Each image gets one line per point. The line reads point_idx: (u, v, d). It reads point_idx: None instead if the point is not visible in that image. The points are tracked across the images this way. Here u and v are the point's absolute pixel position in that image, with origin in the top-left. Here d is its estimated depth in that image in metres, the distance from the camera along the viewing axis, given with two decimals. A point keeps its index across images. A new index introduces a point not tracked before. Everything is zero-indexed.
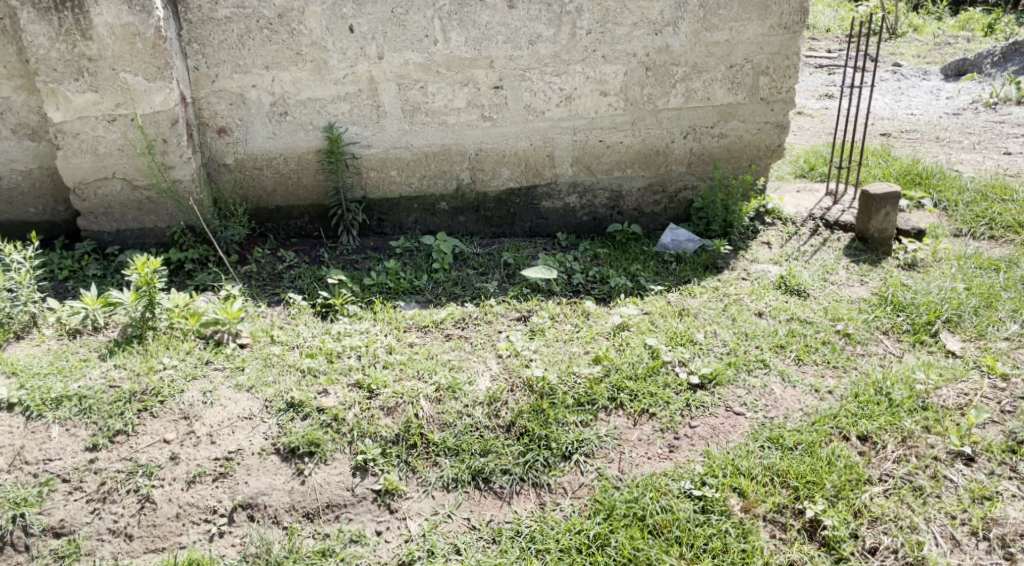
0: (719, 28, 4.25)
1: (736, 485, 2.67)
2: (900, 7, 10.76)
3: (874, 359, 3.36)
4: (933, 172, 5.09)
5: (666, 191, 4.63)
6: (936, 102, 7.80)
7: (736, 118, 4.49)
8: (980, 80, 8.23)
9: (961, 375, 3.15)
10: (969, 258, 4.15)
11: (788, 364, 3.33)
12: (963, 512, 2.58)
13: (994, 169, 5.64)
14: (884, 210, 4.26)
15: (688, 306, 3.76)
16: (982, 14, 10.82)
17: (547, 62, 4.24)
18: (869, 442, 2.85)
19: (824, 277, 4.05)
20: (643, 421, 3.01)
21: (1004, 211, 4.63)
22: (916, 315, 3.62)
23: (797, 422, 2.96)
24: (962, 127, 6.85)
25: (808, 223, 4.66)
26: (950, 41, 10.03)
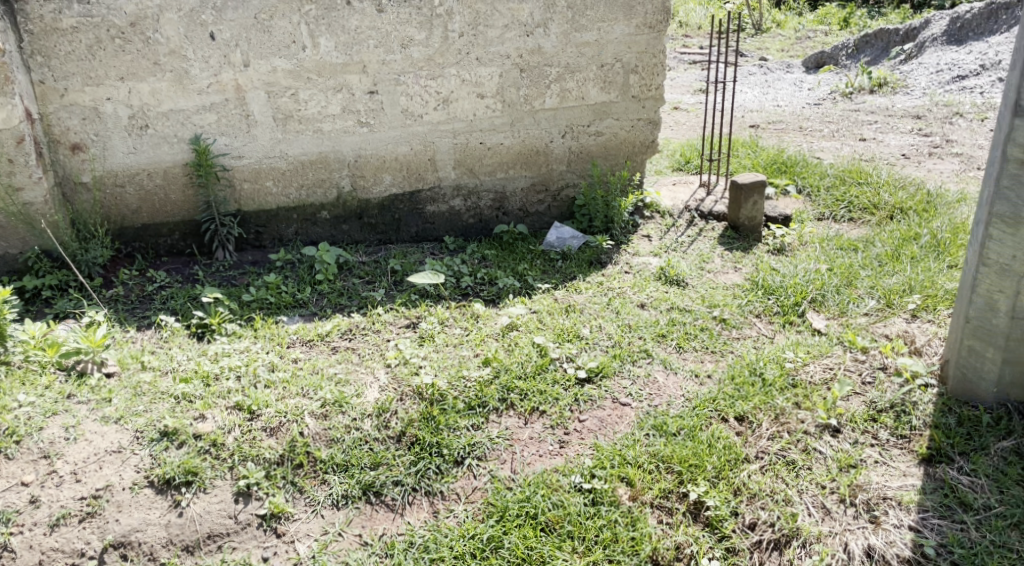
0: (588, 29, 4.34)
1: (624, 474, 2.74)
2: (764, 4, 11.32)
3: (748, 342, 3.52)
4: (797, 161, 5.38)
5: (549, 190, 4.69)
6: (799, 93, 8.25)
7: (610, 116, 4.59)
8: (838, 71, 8.75)
9: (826, 351, 3.33)
10: (831, 240, 4.40)
11: (669, 352, 3.44)
12: (832, 481, 2.71)
13: (851, 154, 6.02)
14: (752, 199, 4.47)
15: (574, 302, 3.82)
16: (838, 9, 11.52)
17: (420, 65, 4.21)
18: (745, 422, 2.98)
19: (701, 266, 4.20)
20: (534, 420, 3.03)
21: (861, 194, 4.94)
22: (784, 297, 3.81)
23: (680, 407, 3.07)
24: (823, 116, 7.27)
25: (685, 215, 4.83)
26: (811, 35, 10.63)
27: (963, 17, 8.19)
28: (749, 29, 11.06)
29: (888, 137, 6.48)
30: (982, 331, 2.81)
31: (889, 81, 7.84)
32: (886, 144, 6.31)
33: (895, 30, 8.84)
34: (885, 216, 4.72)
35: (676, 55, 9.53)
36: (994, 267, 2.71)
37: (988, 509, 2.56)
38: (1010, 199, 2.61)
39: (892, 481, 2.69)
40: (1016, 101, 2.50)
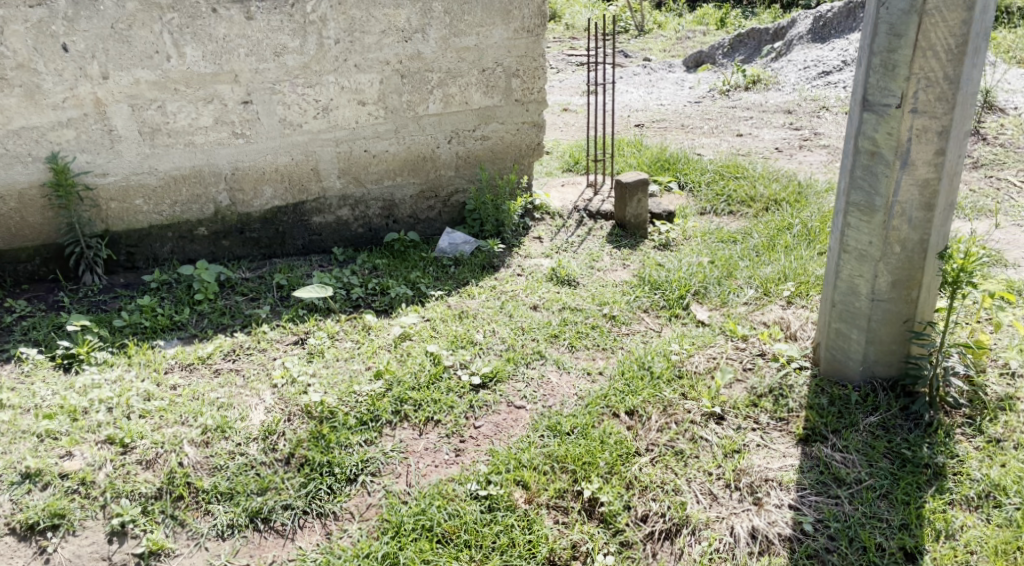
0: (466, 34, 4.33)
1: (519, 478, 2.74)
2: (644, 7, 11.64)
3: (637, 337, 3.59)
4: (679, 158, 5.54)
5: (439, 196, 4.66)
6: (681, 92, 8.52)
7: (495, 120, 4.61)
8: (715, 69, 9.09)
9: (709, 342, 3.45)
10: (712, 234, 4.56)
11: (562, 352, 3.48)
12: (718, 467, 2.80)
13: (729, 150, 6.26)
14: (637, 196, 4.57)
15: (467, 308, 3.80)
16: (714, 9, 11.96)
17: (296, 73, 4.10)
18: (636, 416, 3.05)
19: (591, 265, 4.27)
20: (429, 430, 3.00)
21: (738, 187, 5.14)
22: (669, 291, 3.92)
23: (573, 406, 3.10)
24: (703, 113, 7.53)
25: (574, 215, 4.90)
26: (690, 35, 11.00)
27: (825, 16, 8.67)
28: (632, 30, 11.37)
29: (763, 132, 6.78)
30: (846, 312, 2.97)
31: (762, 78, 8.20)
32: (761, 138, 6.59)
33: (765, 30, 9.26)
34: (761, 208, 4.93)
35: (562, 57, 9.68)
36: (854, 252, 2.86)
37: (859, 482, 2.70)
38: (863, 187, 2.77)
39: (773, 463, 2.80)
40: (863, 96, 2.66)
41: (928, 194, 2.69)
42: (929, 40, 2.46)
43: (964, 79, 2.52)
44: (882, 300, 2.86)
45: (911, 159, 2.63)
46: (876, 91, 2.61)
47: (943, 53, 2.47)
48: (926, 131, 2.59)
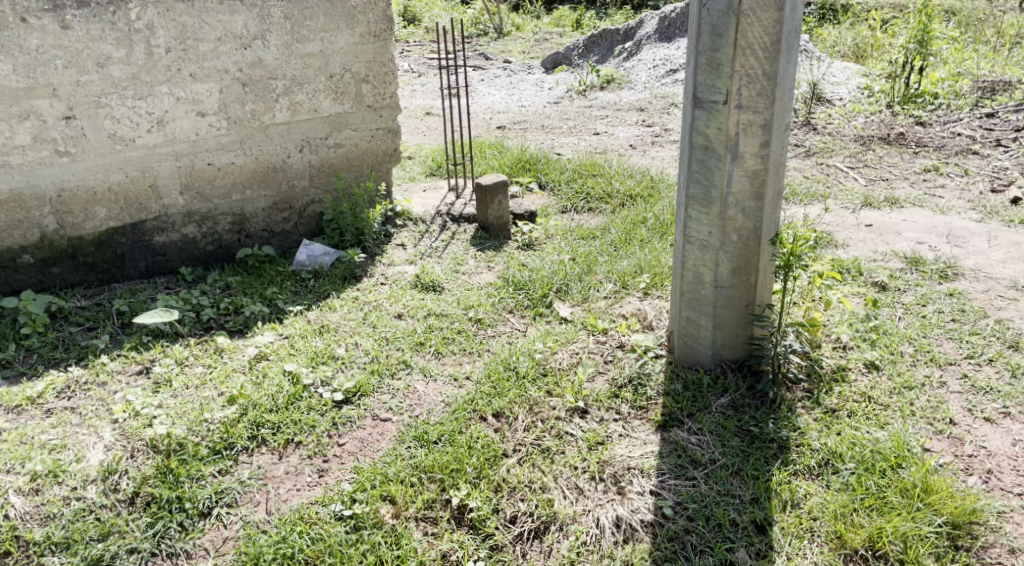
0: (310, 39, 4.21)
1: (385, 493, 2.69)
2: (501, 10, 11.77)
3: (503, 338, 3.60)
4: (538, 158, 5.61)
5: (293, 207, 4.50)
6: (541, 93, 8.66)
7: (347, 127, 4.50)
8: (572, 70, 9.30)
9: (572, 338, 3.50)
10: (573, 232, 4.64)
11: (428, 359, 3.43)
12: (583, 461, 2.84)
13: (587, 148, 6.41)
14: (497, 199, 4.58)
15: (328, 321, 3.69)
16: (570, 11, 12.24)
17: (124, 85, 3.84)
18: (502, 418, 3.05)
19: (455, 270, 4.24)
20: (289, 453, 2.88)
21: (596, 185, 5.26)
22: (531, 291, 3.95)
23: (440, 414, 3.07)
24: (561, 113, 7.68)
25: (437, 220, 4.85)
26: (547, 37, 11.21)
27: (669, 16, 9.05)
28: (491, 33, 11.47)
29: (618, 129, 6.99)
30: (694, 300, 3.09)
31: (615, 78, 8.46)
32: (616, 136, 6.79)
33: (616, 31, 9.56)
34: (618, 204, 5.06)
35: (421, 60, 9.63)
36: (697, 243, 2.98)
37: (714, 462, 2.82)
38: (699, 181, 2.88)
39: (635, 451, 2.87)
40: (692, 94, 2.77)
41: (758, 185, 2.84)
42: (747, 40, 2.59)
43: (780, 75, 2.68)
44: (725, 285, 3.00)
45: (740, 152, 2.77)
46: (704, 89, 2.72)
47: (760, 51, 2.61)
48: (752, 125, 2.73)
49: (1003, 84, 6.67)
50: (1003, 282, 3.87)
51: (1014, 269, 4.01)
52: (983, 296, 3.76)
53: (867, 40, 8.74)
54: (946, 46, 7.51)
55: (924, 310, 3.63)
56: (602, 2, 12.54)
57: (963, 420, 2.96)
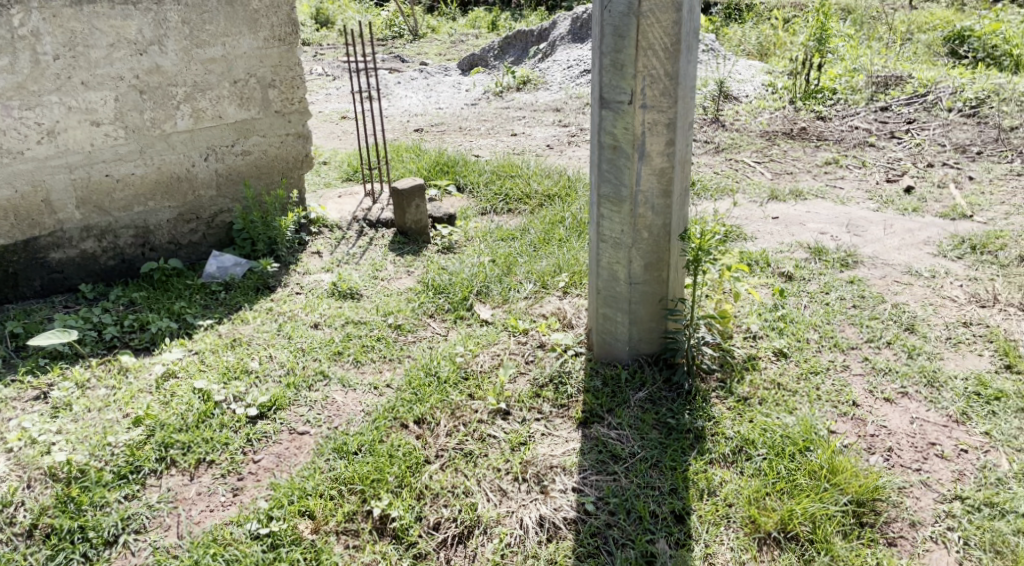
0: (210, 44, 4.08)
1: (303, 508, 2.62)
2: (415, 12, 11.69)
3: (424, 343, 3.55)
4: (456, 161, 5.58)
5: (201, 218, 4.35)
6: (458, 94, 8.64)
7: (255, 133, 4.38)
8: (488, 72, 9.30)
9: (493, 340, 3.48)
10: (492, 233, 4.62)
11: (347, 369, 3.36)
12: (506, 462, 2.84)
13: (505, 150, 6.41)
14: (414, 203, 4.51)
15: (240, 335, 3.57)
16: (485, 12, 12.25)
17: (9, 95, 3.65)
18: (424, 424, 3.01)
19: (373, 275, 4.16)
20: (201, 473, 2.79)
21: (514, 186, 5.26)
22: (452, 294, 3.90)
23: (359, 424, 3.01)
24: (479, 115, 7.68)
25: (353, 226, 4.76)
26: (463, 38, 11.19)
27: (581, 17, 9.16)
28: (406, 35, 11.37)
29: (535, 130, 7.02)
30: (610, 297, 3.12)
31: (531, 79, 8.51)
32: (533, 137, 6.82)
33: (530, 32, 9.62)
34: (537, 204, 5.07)
35: (335, 64, 9.46)
36: (610, 241, 3.02)
37: (634, 455, 2.85)
38: (609, 180, 2.92)
39: (557, 450, 2.89)
40: (599, 95, 2.80)
41: (665, 182, 2.89)
42: (648, 40, 2.64)
43: (682, 75, 2.73)
44: (638, 282, 3.04)
45: (647, 150, 2.82)
46: (610, 89, 2.76)
47: (662, 51, 2.66)
48: (657, 124, 2.78)
49: (895, 79, 7.00)
50: (899, 268, 4.06)
51: (908, 256, 4.21)
52: (881, 282, 3.93)
53: (770, 38, 9.04)
54: (844, 44, 7.82)
55: (828, 297, 3.78)
56: (517, 3, 12.59)
57: (866, 401, 3.09)
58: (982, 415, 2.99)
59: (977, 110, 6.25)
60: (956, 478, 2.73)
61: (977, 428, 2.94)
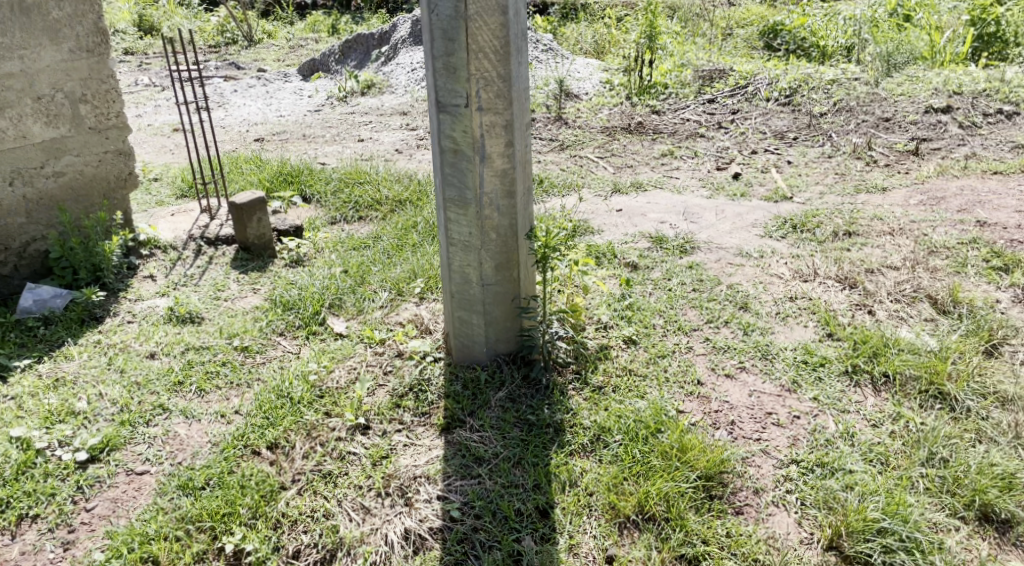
0: (5, 58, 3.75)
1: (146, 554, 2.48)
2: (249, 17, 11.26)
3: (274, 363, 3.41)
4: (301, 170, 5.40)
5: (10, 248, 4.00)
6: (300, 101, 8.38)
7: (68, 153, 4.06)
8: (329, 77, 9.08)
9: (349, 353, 3.39)
10: (342, 243, 4.50)
11: (190, 399, 3.17)
12: (368, 479, 2.77)
13: (351, 156, 6.28)
14: (256, 216, 4.32)
15: (65, 373, 3.30)
16: (323, 16, 11.96)
17: None
18: (278, 449, 2.89)
19: (215, 297, 3.96)
20: (25, 530, 2.59)
21: (363, 193, 5.15)
22: (302, 309, 3.75)
23: (206, 456, 2.86)
24: (323, 121, 7.49)
25: (190, 245, 4.50)
26: (302, 43, 10.87)
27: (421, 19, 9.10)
28: (241, 41, 10.90)
29: (382, 134, 6.93)
30: (464, 301, 3.12)
31: (375, 83, 8.41)
32: (380, 142, 6.73)
33: (370, 35, 9.42)
34: (388, 210, 4.99)
35: (163, 74, 8.93)
36: (459, 245, 3.01)
37: (497, 456, 2.86)
38: (454, 184, 2.91)
39: (420, 459, 2.85)
40: (435, 99, 2.79)
41: (508, 183, 2.92)
42: (478, 44, 2.65)
43: (514, 77, 2.77)
44: (491, 283, 3.06)
45: (488, 153, 2.83)
46: (446, 93, 2.75)
47: (492, 54, 2.68)
48: (494, 126, 2.80)
49: (719, 73, 7.42)
50: (731, 251, 4.31)
51: (739, 238, 4.47)
52: (716, 266, 4.16)
53: (604, 38, 9.37)
54: (672, 42, 8.23)
55: (670, 283, 3.95)
56: (356, 6, 12.37)
57: (709, 379, 3.26)
58: (810, 382, 3.23)
59: (791, 99, 6.74)
60: (791, 443, 2.93)
61: (806, 394, 3.17)
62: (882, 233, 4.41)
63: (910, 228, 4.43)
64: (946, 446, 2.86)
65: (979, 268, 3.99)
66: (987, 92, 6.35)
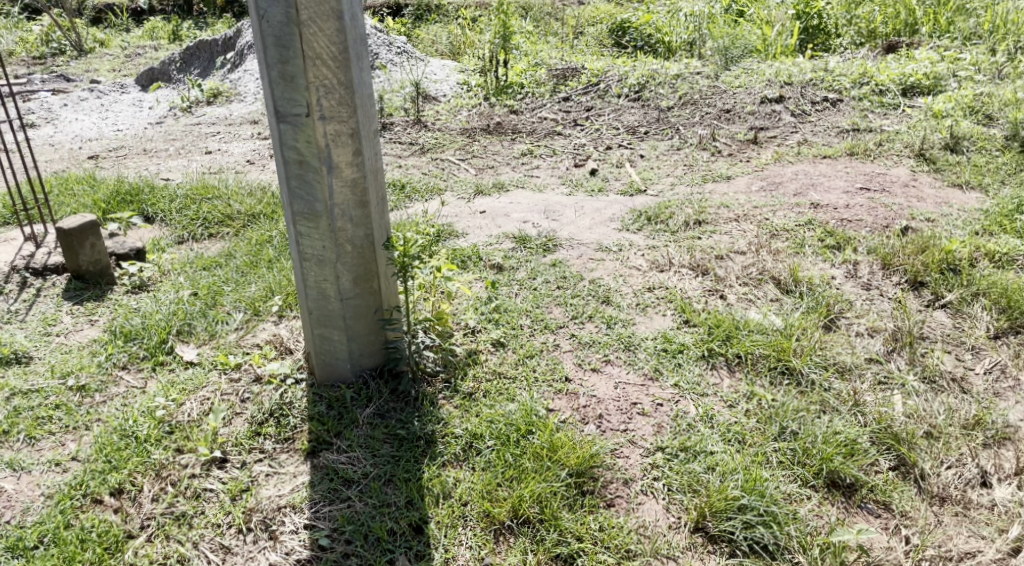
0: None
1: None
2: (78, 25, 10.49)
3: (117, 401, 3.17)
4: (141, 188, 5.06)
5: None
6: (140, 113, 7.90)
7: None
8: (171, 86, 8.59)
9: (201, 383, 3.20)
10: (191, 262, 4.25)
11: (18, 450, 2.91)
12: (227, 516, 2.64)
13: (198, 170, 5.96)
14: (88, 241, 4.01)
15: None
16: (163, 22, 11.34)
17: None
18: (123, 494, 2.71)
19: (45, 332, 3.65)
20: None
21: (212, 208, 4.88)
22: (147, 338, 3.51)
23: (39, 510, 2.63)
24: (165, 134, 7.07)
25: (13, 278, 4.13)
26: (140, 51, 10.25)
27: None
28: (69, 51, 10.14)
29: (231, 146, 6.62)
30: (323, 317, 3.01)
31: (222, 91, 8.03)
32: (230, 153, 6.43)
33: (214, 42, 9.02)
34: (240, 225, 4.76)
35: None
36: (312, 259, 2.90)
37: (366, 476, 2.79)
38: (302, 197, 2.80)
39: (284, 488, 2.74)
40: (274, 110, 2.68)
41: (359, 193, 2.84)
42: (314, 50, 2.56)
43: (356, 83, 2.69)
44: (350, 297, 2.97)
45: (335, 162, 2.75)
46: (285, 103, 2.64)
47: (330, 60, 2.60)
48: (340, 134, 2.72)
49: (571, 70, 7.57)
50: (592, 246, 4.40)
51: (598, 233, 4.57)
52: (578, 262, 4.23)
53: (459, 39, 9.37)
54: (524, 42, 8.33)
55: (535, 283, 3.98)
56: (198, 11, 11.81)
57: (576, 375, 3.31)
58: (670, 368, 3.34)
59: (640, 94, 6.97)
60: (656, 431, 3.02)
61: (668, 381, 3.27)
62: (729, 220, 4.63)
63: (754, 214, 4.68)
64: (795, 420, 3.03)
65: (816, 248, 4.27)
66: (814, 82, 6.79)
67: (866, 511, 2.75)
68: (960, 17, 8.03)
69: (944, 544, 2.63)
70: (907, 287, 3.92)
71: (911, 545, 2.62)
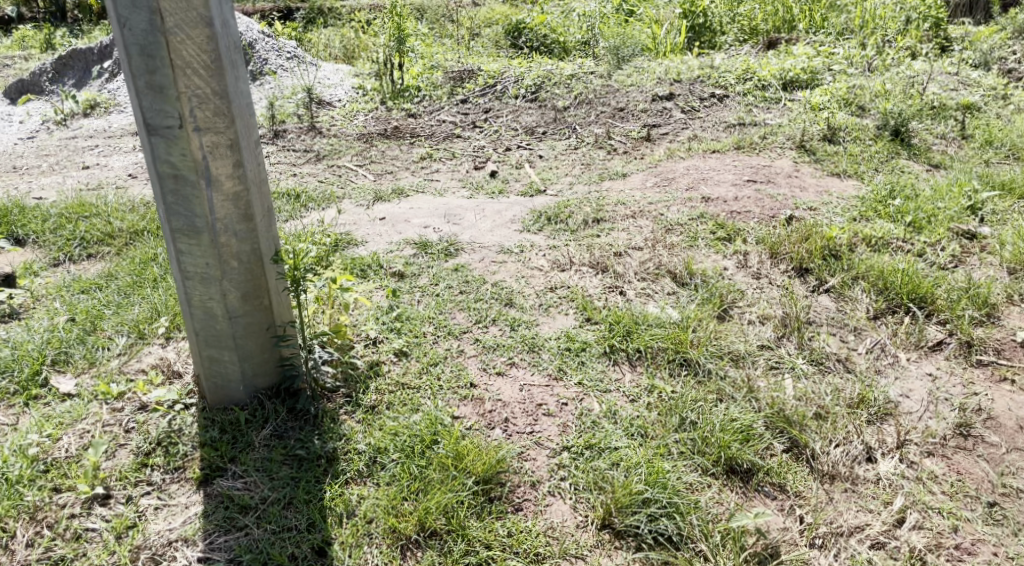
0: None
1: None
2: None
3: None
4: (9, 208, 4.74)
5: None
6: (9, 128, 7.42)
7: None
8: (43, 98, 8.11)
9: (80, 415, 3.02)
10: (68, 286, 4.01)
11: None
12: (112, 556, 2.52)
13: (74, 187, 5.64)
14: None
15: None
16: (34, 29, 10.69)
17: None
18: None
19: None
20: None
21: (90, 227, 4.62)
22: (18, 371, 3.29)
23: None
24: (37, 149, 6.66)
25: None
26: (9, 61, 9.63)
27: None
28: None
29: (111, 160, 6.29)
30: (211, 337, 2.89)
31: (99, 102, 7.62)
32: (109, 167, 6.11)
33: (89, 50, 8.55)
34: (122, 243, 4.52)
35: None
36: (196, 277, 2.78)
37: (264, 501, 2.70)
38: (181, 213, 2.68)
39: (175, 521, 2.63)
40: (144, 122, 2.56)
41: (243, 206, 2.74)
42: (183, 59, 2.45)
43: (232, 92, 2.59)
44: (238, 315, 2.86)
45: (214, 176, 2.64)
46: (155, 115, 2.53)
47: (202, 69, 2.49)
48: (217, 146, 2.61)
49: (467, 73, 7.55)
50: (493, 249, 4.38)
51: (499, 236, 4.56)
52: (480, 265, 4.20)
53: (352, 42, 9.21)
54: (418, 44, 8.25)
55: (437, 289, 3.93)
56: (73, 17, 11.19)
57: (481, 380, 3.29)
58: (574, 367, 3.37)
59: (537, 95, 7.01)
60: (561, 431, 3.03)
61: (572, 380, 3.30)
62: (626, 217, 4.71)
63: (649, 210, 4.78)
64: (694, 410, 3.11)
65: (708, 240, 4.39)
66: (702, 79, 6.99)
67: (763, 495, 2.84)
68: (833, 14, 8.42)
69: (835, 520, 2.76)
70: (793, 274, 4.08)
71: (805, 525, 2.73)
